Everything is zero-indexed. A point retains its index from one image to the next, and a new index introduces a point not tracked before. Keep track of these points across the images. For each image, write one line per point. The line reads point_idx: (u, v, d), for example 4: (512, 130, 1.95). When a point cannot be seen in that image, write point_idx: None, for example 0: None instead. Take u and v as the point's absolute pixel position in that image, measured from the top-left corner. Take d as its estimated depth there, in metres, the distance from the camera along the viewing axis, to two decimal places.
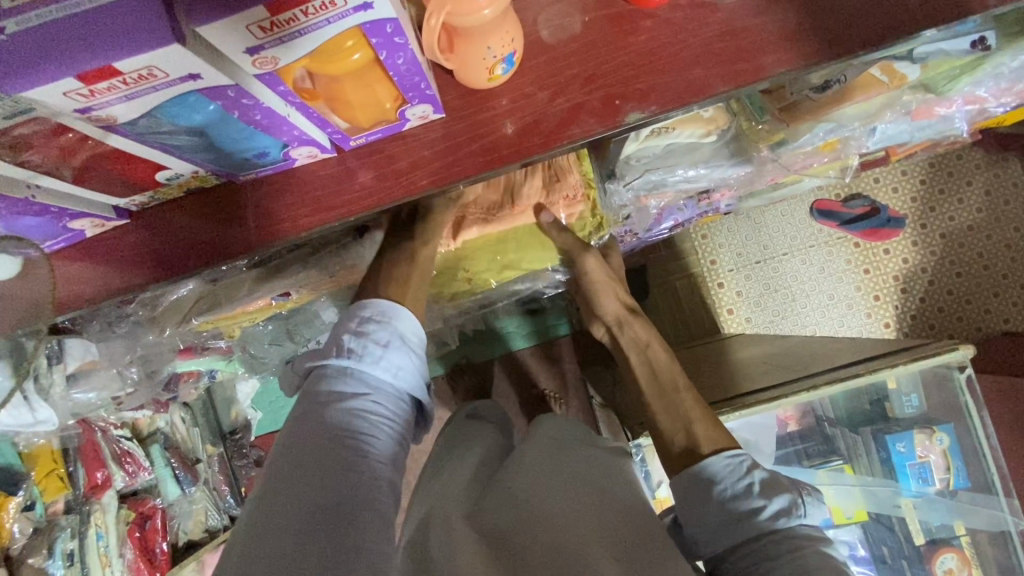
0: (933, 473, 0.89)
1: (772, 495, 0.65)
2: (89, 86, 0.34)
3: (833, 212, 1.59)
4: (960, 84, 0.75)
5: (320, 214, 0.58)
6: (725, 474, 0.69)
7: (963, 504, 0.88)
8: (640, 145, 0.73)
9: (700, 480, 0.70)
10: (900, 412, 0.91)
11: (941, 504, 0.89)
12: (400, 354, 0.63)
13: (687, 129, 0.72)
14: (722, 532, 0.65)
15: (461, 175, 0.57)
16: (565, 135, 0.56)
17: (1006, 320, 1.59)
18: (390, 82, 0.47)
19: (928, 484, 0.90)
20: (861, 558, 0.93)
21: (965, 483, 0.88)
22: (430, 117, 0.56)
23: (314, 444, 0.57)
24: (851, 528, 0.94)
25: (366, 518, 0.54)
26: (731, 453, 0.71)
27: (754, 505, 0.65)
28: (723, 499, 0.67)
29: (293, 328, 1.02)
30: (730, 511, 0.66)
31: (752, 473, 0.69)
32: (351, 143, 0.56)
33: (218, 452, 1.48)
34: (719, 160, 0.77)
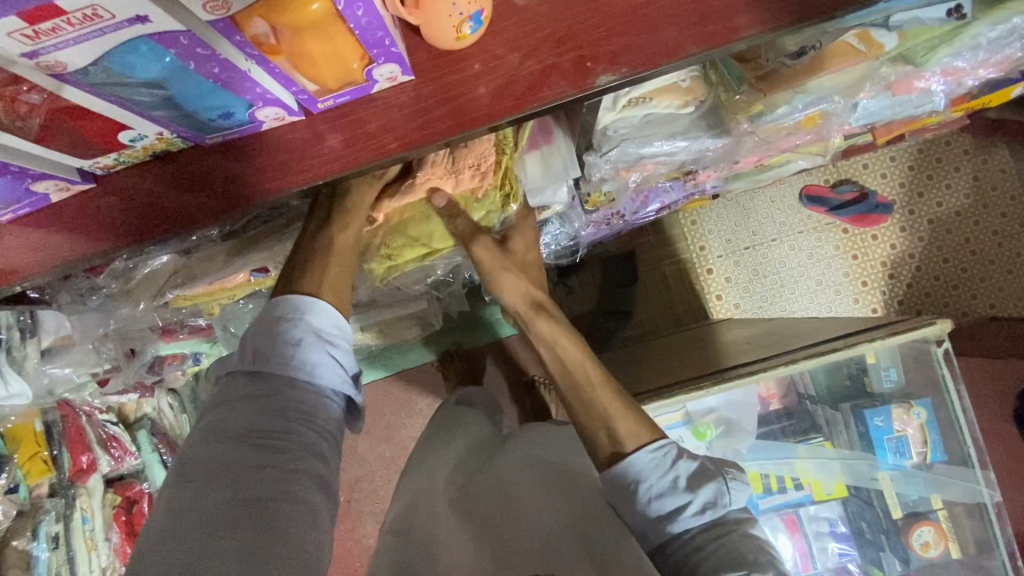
0: (910, 446, 0.90)
1: (699, 488, 0.66)
2: (32, 26, 0.34)
3: (822, 197, 1.61)
4: (939, 55, 0.74)
5: (289, 179, 0.58)
6: (650, 469, 0.69)
7: (940, 477, 0.89)
8: (616, 116, 0.72)
9: (627, 479, 0.70)
10: (880, 387, 0.91)
11: (918, 478, 0.90)
12: (316, 352, 0.65)
13: (665, 99, 0.71)
14: (654, 528, 0.67)
15: (431, 139, 0.56)
16: (536, 98, 0.55)
17: (992, 305, 1.59)
18: (354, 37, 0.46)
19: (905, 458, 0.90)
20: (840, 533, 0.94)
21: (942, 457, 0.89)
22: (399, 79, 0.55)
23: (235, 443, 0.62)
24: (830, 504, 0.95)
25: (288, 509, 0.59)
26: (654, 447, 0.70)
27: (683, 501, 0.66)
28: (650, 499, 0.68)
29: None
30: (658, 509, 0.67)
31: (675, 465, 0.69)
32: (319, 105, 0.55)
33: None
34: (699, 132, 0.76)
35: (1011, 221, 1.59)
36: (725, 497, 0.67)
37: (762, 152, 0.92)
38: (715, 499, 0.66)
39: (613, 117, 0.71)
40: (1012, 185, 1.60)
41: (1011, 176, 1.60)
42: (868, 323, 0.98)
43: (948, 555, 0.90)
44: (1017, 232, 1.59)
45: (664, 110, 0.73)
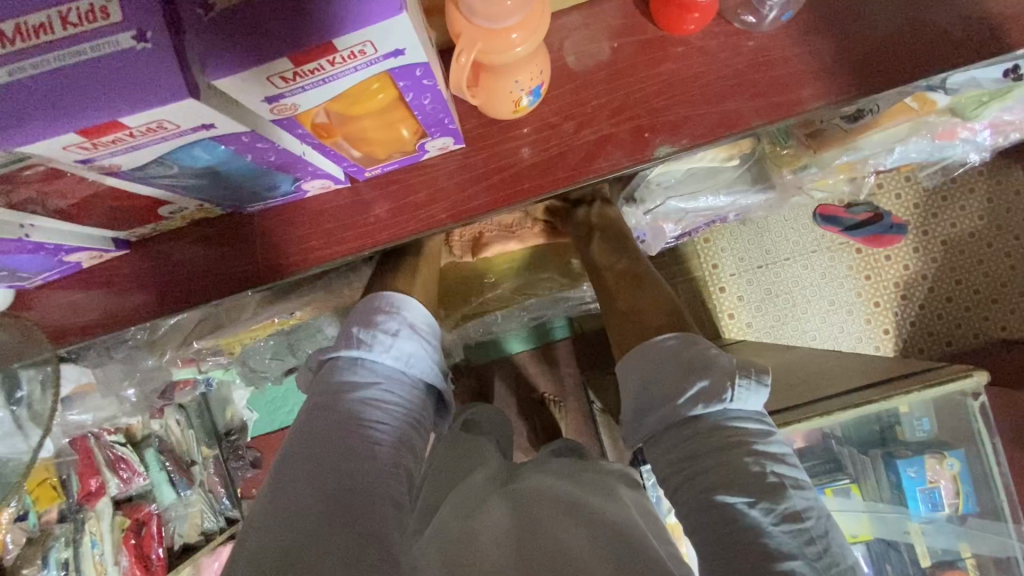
0: (943, 497, 0.89)
1: (695, 378, 0.55)
2: (91, 140, 0.31)
3: (837, 217, 1.58)
4: (989, 109, 0.73)
5: (332, 247, 0.55)
6: (656, 353, 0.58)
7: (972, 529, 0.88)
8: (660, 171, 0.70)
9: (631, 361, 0.60)
10: (911, 436, 0.90)
11: (950, 528, 0.90)
12: (410, 340, 0.60)
13: (709, 156, 0.69)
14: (643, 418, 0.58)
15: (479, 210, 0.54)
16: (592, 168, 0.53)
17: (1004, 328, 1.59)
18: (414, 119, 0.44)
19: (938, 509, 0.89)
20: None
21: (974, 508, 0.88)
22: (450, 148, 0.53)
23: (329, 430, 0.54)
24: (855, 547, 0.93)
25: (382, 506, 0.52)
26: (674, 335, 0.59)
27: (671, 387, 0.55)
28: (648, 380, 0.58)
29: (295, 344, 0.99)
30: (654, 390, 0.57)
31: (680, 352, 0.57)
32: (366, 174, 0.53)
33: (213, 455, 1.42)
34: (741, 181, 0.74)
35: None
36: (726, 394, 0.54)
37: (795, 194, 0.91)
38: (716, 399, 0.54)
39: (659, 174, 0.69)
40: None
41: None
42: (897, 368, 0.97)
43: None
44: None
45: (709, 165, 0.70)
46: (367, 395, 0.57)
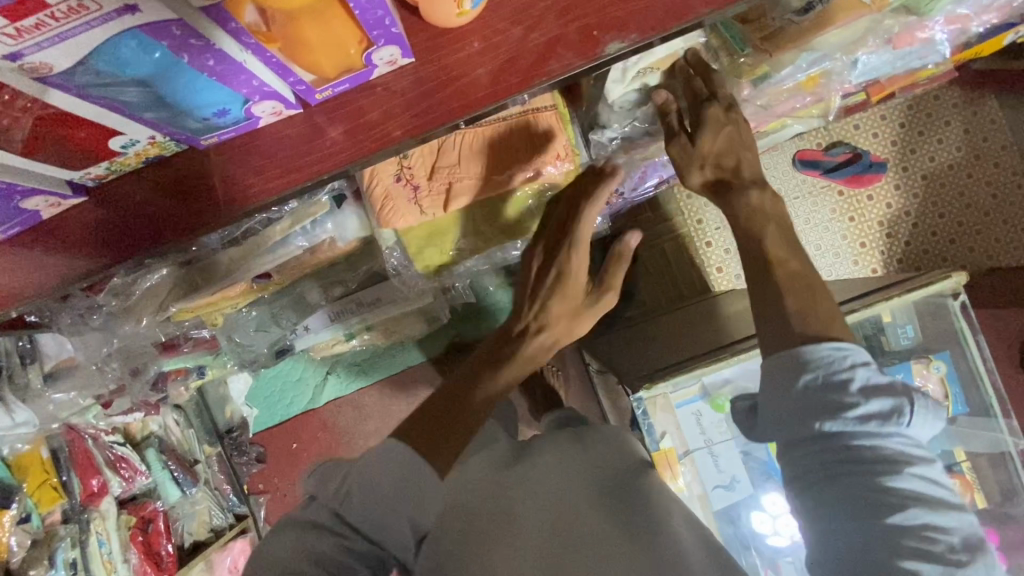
0: (932, 401, 0.88)
1: (871, 398, 0.53)
2: (14, 24, 0.33)
3: (817, 161, 1.60)
4: (940, 4, 0.74)
5: (290, 177, 0.55)
6: (823, 363, 0.54)
7: (962, 429, 0.89)
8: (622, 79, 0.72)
9: (789, 364, 0.56)
10: (896, 344, 0.90)
11: (941, 432, 0.89)
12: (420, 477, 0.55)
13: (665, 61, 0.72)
14: (801, 420, 0.55)
15: (436, 123, 0.54)
16: (543, 72, 0.53)
17: (990, 256, 1.59)
18: (352, 18, 0.44)
19: None
20: None
21: (964, 409, 0.88)
22: (398, 62, 0.53)
23: (343, 493, 0.54)
24: None
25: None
26: (834, 344, 0.55)
27: (847, 400, 0.53)
28: (810, 396, 0.54)
29: (278, 313, 1.00)
30: (818, 401, 0.54)
31: (853, 367, 0.54)
32: (316, 96, 0.53)
33: (217, 452, 1.51)
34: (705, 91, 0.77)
35: (1004, 171, 1.59)
36: (903, 416, 0.53)
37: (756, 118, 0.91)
38: (884, 417, 0.53)
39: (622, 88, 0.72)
40: (1001, 134, 1.60)
41: (1001, 126, 1.59)
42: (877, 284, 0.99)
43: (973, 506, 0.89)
44: (1010, 181, 1.59)
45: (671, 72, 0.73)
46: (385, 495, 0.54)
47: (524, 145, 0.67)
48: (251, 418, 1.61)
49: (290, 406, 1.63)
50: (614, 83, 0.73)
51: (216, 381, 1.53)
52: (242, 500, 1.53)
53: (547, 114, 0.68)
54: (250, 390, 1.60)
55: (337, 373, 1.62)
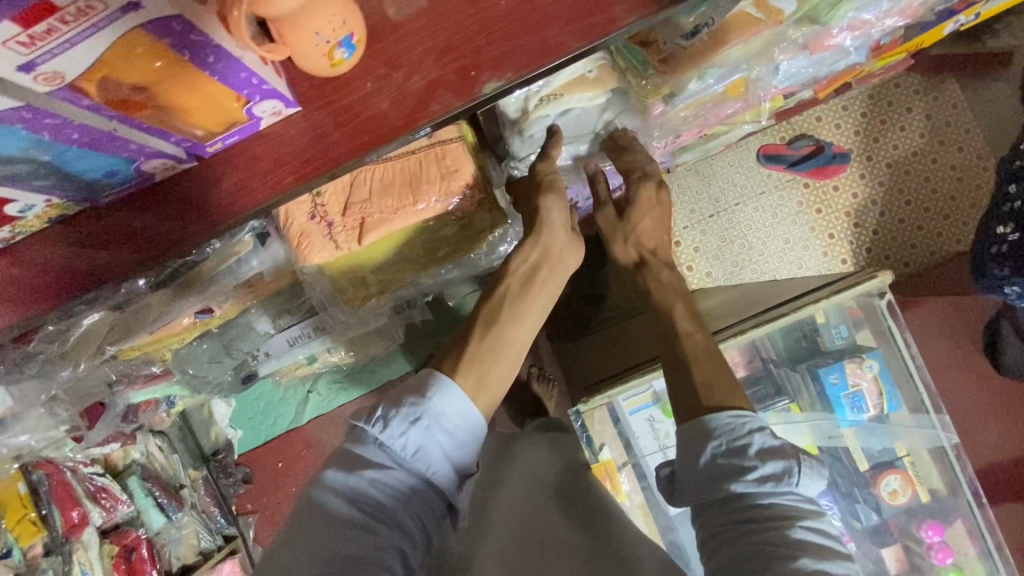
0: (866, 399, 0.91)
1: (766, 460, 0.61)
2: None
3: (779, 155, 1.53)
4: (841, 11, 0.74)
5: (190, 226, 0.57)
6: (726, 431, 0.64)
7: (897, 425, 0.91)
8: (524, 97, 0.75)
9: (700, 433, 0.66)
10: (831, 344, 0.93)
11: (878, 428, 0.92)
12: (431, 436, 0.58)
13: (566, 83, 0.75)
14: (707, 484, 0.63)
15: (327, 167, 0.56)
16: (425, 113, 0.55)
17: (960, 241, 1.51)
18: (218, 84, 0.46)
19: (863, 411, 0.92)
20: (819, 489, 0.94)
21: (898, 406, 0.91)
22: (284, 112, 0.54)
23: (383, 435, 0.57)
24: None
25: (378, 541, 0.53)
26: (734, 412, 0.65)
27: (746, 464, 0.61)
28: (714, 461, 0.63)
29: (229, 344, 1.03)
30: (722, 466, 0.63)
31: (752, 433, 0.64)
32: (207, 149, 0.55)
33: (201, 476, 1.51)
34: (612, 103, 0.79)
35: (971, 155, 1.51)
36: (793, 478, 0.60)
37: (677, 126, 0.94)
38: (776, 477, 0.61)
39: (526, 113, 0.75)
40: (965, 118, 1.52)
41: (964, 111, 1.51)
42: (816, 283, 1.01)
43: (917, 500, 0.92)
44: (976, 165, 1.52)
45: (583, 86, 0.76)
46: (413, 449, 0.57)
47: (434, 176, 0.69)
48: (236, 440, 1.59)
49: (274, 425, 1.63)
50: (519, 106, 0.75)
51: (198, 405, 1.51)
52: (230, 521, 1.55)
53: (453, 146, 0.70)
54: (233, 412, 1.58)
55: (317, 391, 1.60)
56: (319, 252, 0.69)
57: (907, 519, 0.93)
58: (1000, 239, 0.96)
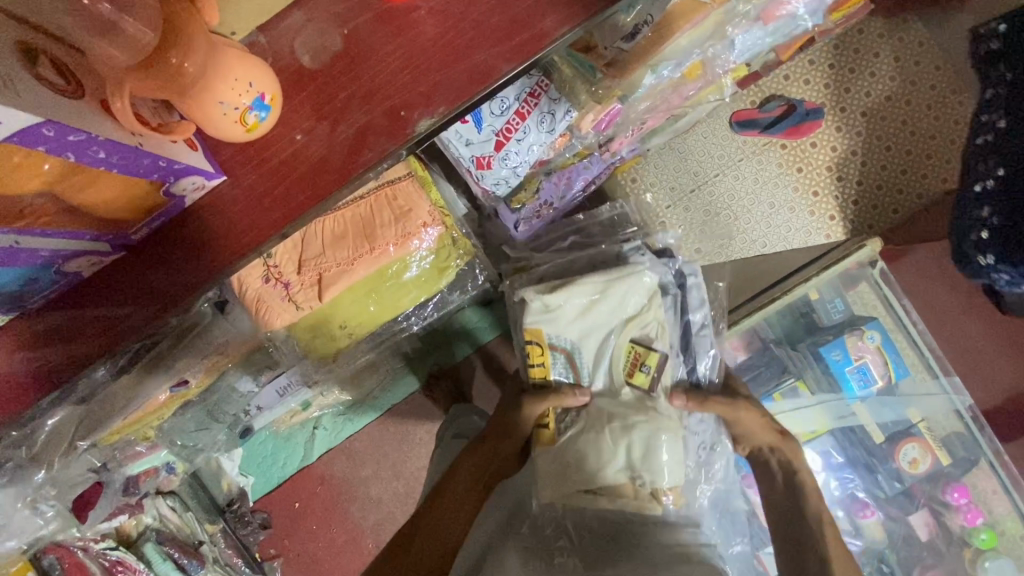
0: (872, 372, 0.89)
1: None
2: None
3: (752, 120, 1.47)
4: None
5: (128, 318, 0.53)
6: None
7: (908, 393, 0.90)
8: (576, 339, 0.85)
9: None
10: (829, 319, 0.92)
11: (890, 398, 0.91)
12: None
13: (641, 369, 0.83)
14: None
15: (263, 237, 0.52)
16: (360, 162, 0.51)
17: (945, 181, 1.47)
18: (122, 174, 0.42)
19: (871, 384, 0.90)
20: (835, 463, 0.95)
21: (906, 373, 0.89)
22: (208, 184, 0.50)
23: None
24: (821, 440, 0.96)
25: None
26: None
27: None
28: None
29: (214, 408, 0.99)
30: None
31: None
32: (133, 237, 0.51)
33: (219, 528, 1.46)
34: (688, 321, 0.88)
35: (944, 89, 1.47)
36: None
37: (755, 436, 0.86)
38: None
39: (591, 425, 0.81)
40: (936, 55, 1.46)
41: (935, 46, 1.46)
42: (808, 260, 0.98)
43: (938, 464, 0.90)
44: (953, 101, 1.47)
45: (679, 332, 0.87)
46: None
47: (387, 219, 0.65)
48: (249, 486, 1.55)
49: (285, 467, 1.57)
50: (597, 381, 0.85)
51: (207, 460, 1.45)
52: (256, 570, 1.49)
53: (403, 184, 0.66)
54: (243, 458, 1.54)
55: (324, 426, 1.56)
56: (281, 316, 0.65)
57: (932, 484, 0.92)
58: (980, 223, 0.89)
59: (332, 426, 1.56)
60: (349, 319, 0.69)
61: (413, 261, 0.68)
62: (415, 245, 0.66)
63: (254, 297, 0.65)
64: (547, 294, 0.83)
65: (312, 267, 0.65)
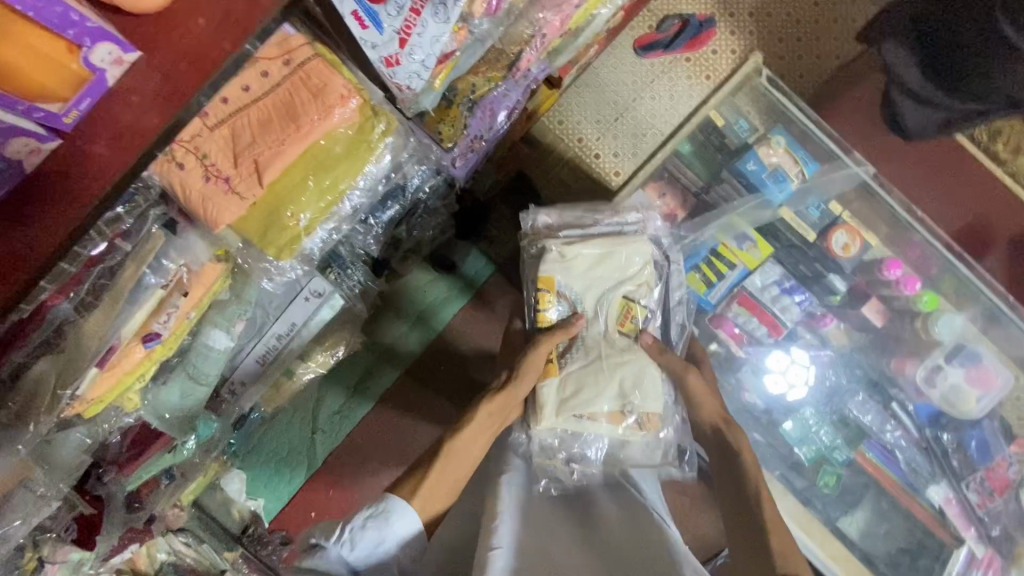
0: (787, 173, 1.18)
1: None
2: None
3: (654, 43, 1.60)
4: None
5: (71, 207, 0.56)
6: None
7: (817, 182, 1.20)
8: (580, 291, 1.08)
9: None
10: (738, 139, 1.24)
11: (805, 192, 1.20)
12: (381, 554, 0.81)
13: (629, 321, 1.11)
14: None
15: (186, 98, 0.57)
16: (258, 12, 0.57)
17: (838, 56, 1.62)
18: (37, 25, 0.52)
19: (789, 184, 1.19)
20: (789, 285, 1.19)
21: (814, 167, 1.20)
22: (125, 59, 0.55)
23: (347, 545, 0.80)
24: (768, 266, 1.20)
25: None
26: None
27: None
28: None
29: (193, 371, 0.99)
30: None
31: None
32: (63, 119, 0.55)
33: (240, 554, 1.42)
34: (666, 288, 1.14)
35: None
36: None
37: (704, 406, 1.08)
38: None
39: (582, 361, 1.07)
40: None
41: None
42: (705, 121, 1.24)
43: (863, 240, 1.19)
44: None
45: (660, 297, 1.13)
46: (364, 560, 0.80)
47: (306, 98, 0.70)
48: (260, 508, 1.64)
49: (292, 480, 1.72)
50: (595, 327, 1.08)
51: (209, 490, 1.49)
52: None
53: (311, 62, 0.71)
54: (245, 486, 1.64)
55: (320, 432, 1.73)
56: (228, 210, 0.69)
57: (868, 267, 1.20)
58: None
59: (330, 429, 1.74)
60: (294, 202, 0.73)
61: (338, 134, 0.73)
62: (336, 118, 0.71)
63: (200, 196, 0.69)
64: (565, 249, 1.06)
65: (246, 154, 0.69)
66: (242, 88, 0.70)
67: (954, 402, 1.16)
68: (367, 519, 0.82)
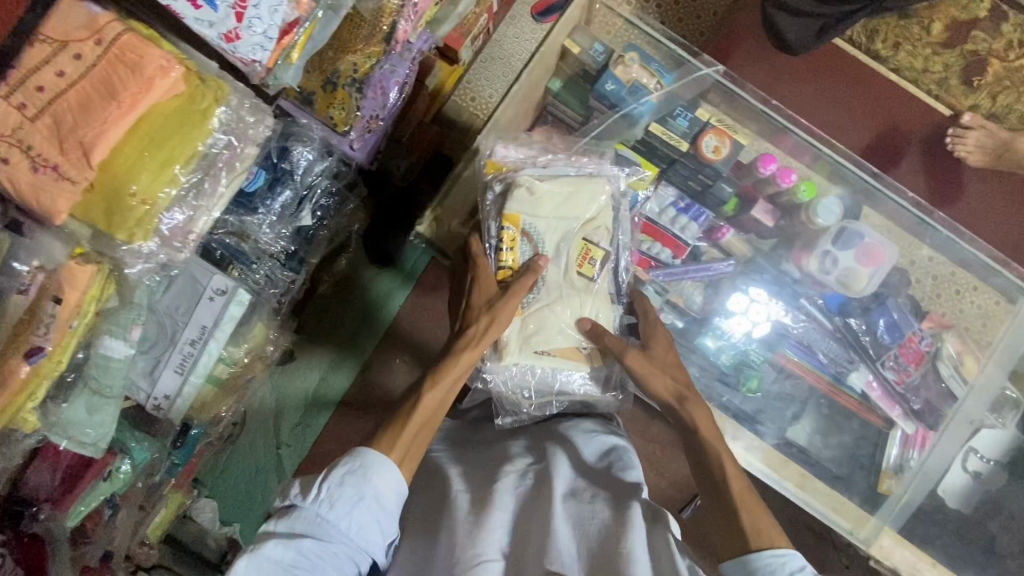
0: (643, 85, 1.27)
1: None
2: None
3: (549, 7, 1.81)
4: None
5: None
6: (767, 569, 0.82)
7: (675, 87, 1.29)
8: (542, 232, 1.10)
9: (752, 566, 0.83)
10: (595, 60, 1.31)
11: (666, 99, 1.28)
12: (358, 511, 0.79)
13: (589, 262, 1.13)
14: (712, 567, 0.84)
15: None
16: None
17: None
18: None
19: (648, 95, 1.27)
20: (684, 204, 1.27)
21: (669, 77, 1.29)
22: None
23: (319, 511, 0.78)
24: (662, 189, 1.27)
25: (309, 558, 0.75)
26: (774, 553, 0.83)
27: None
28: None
29: (96, 387, 0.97)
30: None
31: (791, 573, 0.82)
32: None
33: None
34: (620, 231, 1.18)
35: None
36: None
37: (650, 379, 1.07)
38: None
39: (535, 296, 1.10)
40: None
41: None
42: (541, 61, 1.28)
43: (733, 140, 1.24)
44: None
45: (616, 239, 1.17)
46: (340, 520, 0.78)
47: (124, 75, 0.70)
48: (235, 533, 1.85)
49: (265, 495, 1.93)
50: (553, 266, 1.11)
51: (180, 521, 1.76)
52: None
53: (123, 36, 0.71)
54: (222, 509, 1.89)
55: (284, 445, 1.95)
56: (62, 197, 0.68)
57: (747, 167, 1.27)
58: None
59: (291, 439, 1.95)
60: (131, 181, 0.73)
61: (162, 105, 0.73)
62: (159, 90, 0.71)
63: (29, 187, 0.68)
64: (533, 186, 1.10)
65: (71, 139, 0.68)
66: (56, 73, 0.69)
67: (848, 282, 1.25)
68: (345, 474, 0.80)
